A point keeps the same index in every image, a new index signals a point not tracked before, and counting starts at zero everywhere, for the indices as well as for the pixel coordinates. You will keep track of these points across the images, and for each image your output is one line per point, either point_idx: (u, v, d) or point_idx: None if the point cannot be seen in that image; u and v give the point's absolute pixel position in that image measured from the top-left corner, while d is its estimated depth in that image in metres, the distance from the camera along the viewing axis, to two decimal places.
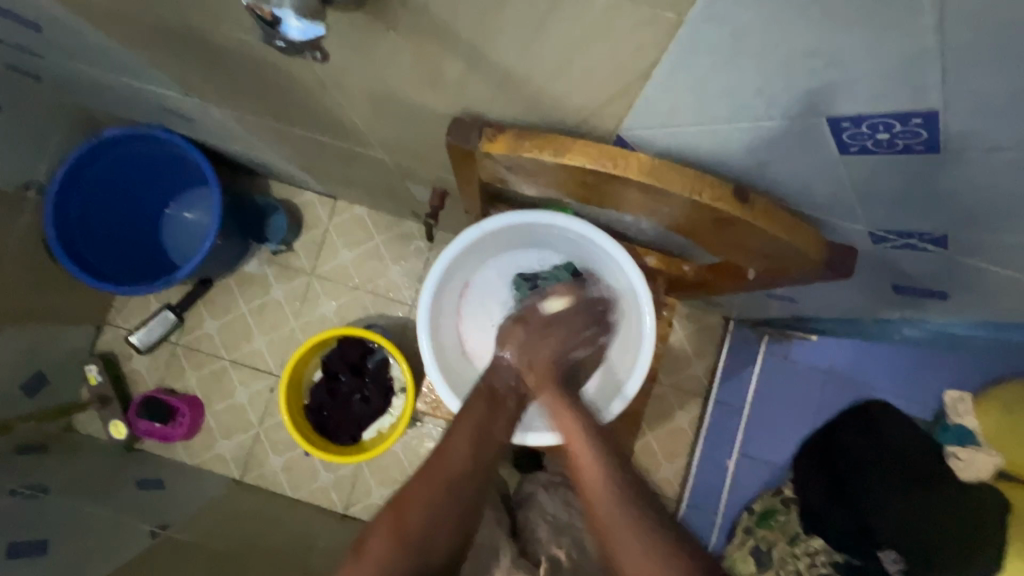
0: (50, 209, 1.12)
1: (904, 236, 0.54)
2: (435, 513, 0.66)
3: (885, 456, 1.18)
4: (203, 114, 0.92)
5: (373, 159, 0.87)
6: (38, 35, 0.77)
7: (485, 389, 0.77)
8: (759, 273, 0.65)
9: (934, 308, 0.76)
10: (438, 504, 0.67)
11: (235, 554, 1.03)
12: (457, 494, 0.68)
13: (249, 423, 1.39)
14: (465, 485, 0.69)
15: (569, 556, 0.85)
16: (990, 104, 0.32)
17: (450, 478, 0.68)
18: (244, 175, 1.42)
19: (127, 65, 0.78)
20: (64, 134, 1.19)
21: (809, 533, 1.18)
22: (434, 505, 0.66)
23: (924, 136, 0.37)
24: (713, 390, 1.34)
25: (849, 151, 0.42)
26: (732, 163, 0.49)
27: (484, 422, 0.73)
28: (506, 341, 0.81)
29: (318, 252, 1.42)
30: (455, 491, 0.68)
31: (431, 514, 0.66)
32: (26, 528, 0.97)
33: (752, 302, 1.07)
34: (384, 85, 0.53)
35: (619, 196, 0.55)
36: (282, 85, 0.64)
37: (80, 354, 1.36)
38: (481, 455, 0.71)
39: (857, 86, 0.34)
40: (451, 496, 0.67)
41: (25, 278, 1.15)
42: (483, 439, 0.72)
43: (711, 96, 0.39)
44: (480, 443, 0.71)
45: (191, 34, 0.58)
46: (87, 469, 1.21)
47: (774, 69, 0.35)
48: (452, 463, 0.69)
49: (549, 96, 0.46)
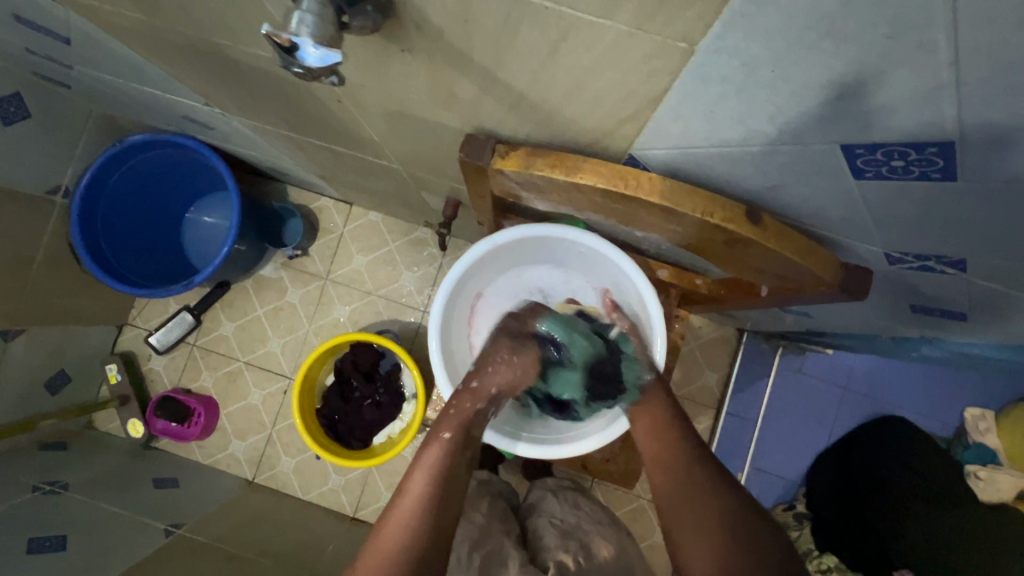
0: (75, 214, 1.15)
1: (921, 259, 0.52)
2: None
3: (912, 476, 1.19)
4: (223, 123, 0.94)
5: (387, 169, 0.88)
6: (67, 47, 0.79)
7: (452, 416, 0.64)
8: (772, 290, 0.64)
9: (954, 328, 0.74)
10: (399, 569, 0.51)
11: (247, 556, 1.05)
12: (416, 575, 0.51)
13: (262, 424, 1.41)
14: (427, 555, 0.53)
15: (576, 561, 0.81)
16: (1008, 135, 0.31)
17: (413, 551, 0.52)
18: (262, 181, 1.44)
19: (152, 77, 0.80)
20: (90, 140, 1.23)
21: (822, 551, 1.18)
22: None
23: (940, 164, 0.36)
24: (726, 402, 1.32)
25: (864, 176, 0.41)
26: (744, 185, 0.49)
27: (447, 472, 0.58)
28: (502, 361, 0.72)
29: (333, 257, 1.44)
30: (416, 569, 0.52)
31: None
32: (45, 524, 0.99)
33: (766, 315, 1.06)
34: (397, 103, 0.54)
35: (630, 215, 0.55)
36: (301, 100, 0.66)
37: (101, 354, 1.40)
38: (445, 512, 0.56)
39: (870, 115, 0.34)
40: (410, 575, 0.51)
41: (52, 279, 1.19)
42: (445, 492, 0.57)
43: (722, 120, 0.39)
44: (443, 498, 0.56)
45: (213, 50, 0.59)
46: (105, 468, 1.24)
47: (787, 97, 0.35)
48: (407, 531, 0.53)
49: (560, 118, 0.46)
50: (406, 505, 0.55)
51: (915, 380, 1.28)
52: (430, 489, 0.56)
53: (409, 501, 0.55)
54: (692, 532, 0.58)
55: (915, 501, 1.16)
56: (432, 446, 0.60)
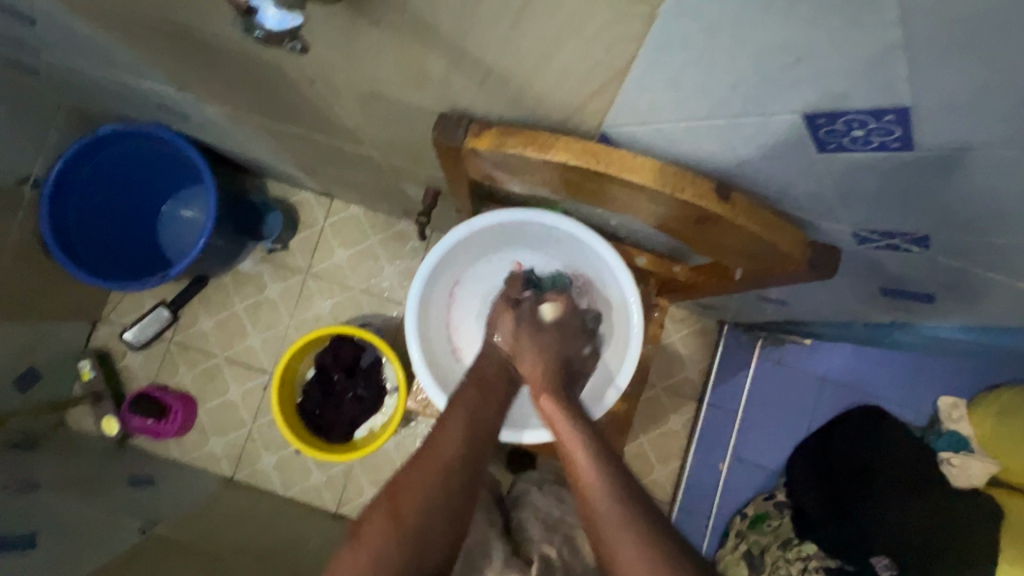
0: (45, 205, 1.12)
1: (886, 237, 0.54)
2: (431, 505, 0.59)
3: (896, 465, 1.19)
4: (197, 110, 0.93)
5: (366, 158, 0.87)
6: (32, 28, 0.77)
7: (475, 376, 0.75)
8: (746, 273, 0.66)
9: (922, 311, 0.76)
10: (430, 486, 0.60)
11: (224, 553, 1.03)
12: (452, 484, 0.61)
13: (241, 421, 1.39)
14: (461, 470, 0.63)
15: (560, 555, 0.81)
16: (958, 99, 0.32)
17: (447, 469, 0.62)
18: (241, 174, 1.42)
19: (121, 60, 0.78)
20: (61, 130, 1.20)
21: (802, 538, 1.17)
22: (431, 497, 0.60)
23: (898, 132, 0.37)
24: (707, 393, 1.33)
25: (827, 148, 0.42)
26: (714, 162, 0.49)
27: (477, 413, 0.69)
28: (494, 324, 0.81)
29: (313, 251, 1.42)
30: (452, 482, 0.62)
31: (424, 505, 0.59)
32: (13, 523, 0.96)
33: (744, 305, 1.07)
34: (370, 82, 0.53)
35: (604, 194, 0.55)
36: (274, 83, 0.65)
37: (74, 351, 1.36)
38: (478, 443, 0.66)
39: (826, 83, 0.34)
40: (446, 485, 0.61)
41: (21, 272, 1.16)
42: (476, 430, 0.68)
43: (687, 91, 0.39)
44: (475, 432, 0.67)
45: (181, 28, 0.58)
46: (78, 466, 1.21)
47: (748, 65, 0.35)
48: (444, 455, 0.63)
49: (531, 94, 0.46)
50: (443, 434, 0.65)
51: (889, 369, 1.32)
52: (463, 425, 0.67)
53: (449, 432, 0.65)
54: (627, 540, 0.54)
55: (888, 485, 1.16)
56: (463, 396, 0.71)
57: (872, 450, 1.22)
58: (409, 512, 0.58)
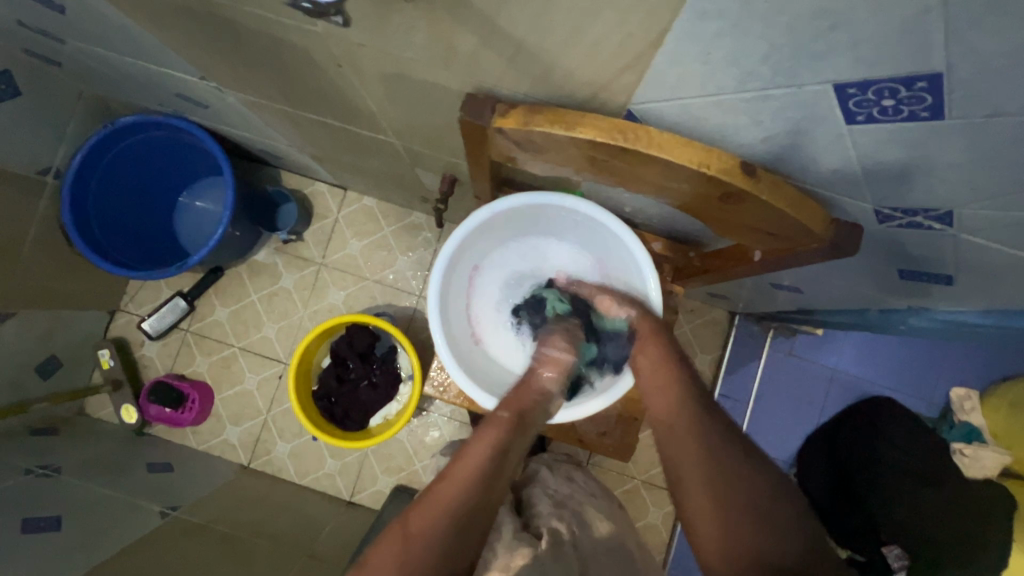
0: (67, 192, 1.14)
1: (908, 214, 0.54)
2: (448, 544, 0.54)
3: (906, 455, 1.16)
4: (219, 100, 0.94)
5: (385, 146, 0.88)
6: (61, 17, 0.79)
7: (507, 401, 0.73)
8: (765, 255, 0.66)
9: (939, 296, 0.76)
10: (449, 533, 0.55)
11: (243, 536, 1.05)
12: (472, 528, 0.56)
13: (257, 410, 1.41)
14: (476, 509, 0.58)
15: (570, 529, 0.80)
16: (994, 62, 0.33)
17: (466, 508, 0.57)
18: (257, 166, 1.44)
19: (148, 48, 0.79)
20: (82, 120, 1.22)
21: (814, 530, 1.21)
22: (444, 541, 0.54)
23: (928, 101, 0.38)
24: (718, 383, 1.34)
25: (855, 120, 0.42)
26: (740, 138, 0.50)
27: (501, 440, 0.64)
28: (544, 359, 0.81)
29: (328, 241, 1.44)
30: (473, 520, 0.57)
31: (439, 547, 0.54)
32: (38, 504, 0.98)
33: (757, 292, 1.08)
34: (398, 63, 0.54)
35: (628, 172, 0.56)
36: (300, 67, 0.66)
37: (92, 340, 1.38)
38: (497, 478, 0.61)
39: (862, 45, 0.35)
40: (466, 526, 0.56)
41: (44, 261, 1.18)
42: (500, 462, 0.63)
43: (718, 62, 0.40)
44: (497, 462, 0.62)
45: (211, 12, 0.59)
46: (98, 452, 1.23)
47: (780, 31, 0.36)
48: (463, 489, 0.58)
49: (560, 70, 0.47)
50: (465, 460, 0.61)
51: (903, 360, 1.32)
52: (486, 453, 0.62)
53: (469, 462, 0.61)
54: (711, 513, 0.56)
55: (907, 477, 1.13)
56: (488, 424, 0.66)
57: (891, 441, 1.17)
58: (420, 560, 0.52)
